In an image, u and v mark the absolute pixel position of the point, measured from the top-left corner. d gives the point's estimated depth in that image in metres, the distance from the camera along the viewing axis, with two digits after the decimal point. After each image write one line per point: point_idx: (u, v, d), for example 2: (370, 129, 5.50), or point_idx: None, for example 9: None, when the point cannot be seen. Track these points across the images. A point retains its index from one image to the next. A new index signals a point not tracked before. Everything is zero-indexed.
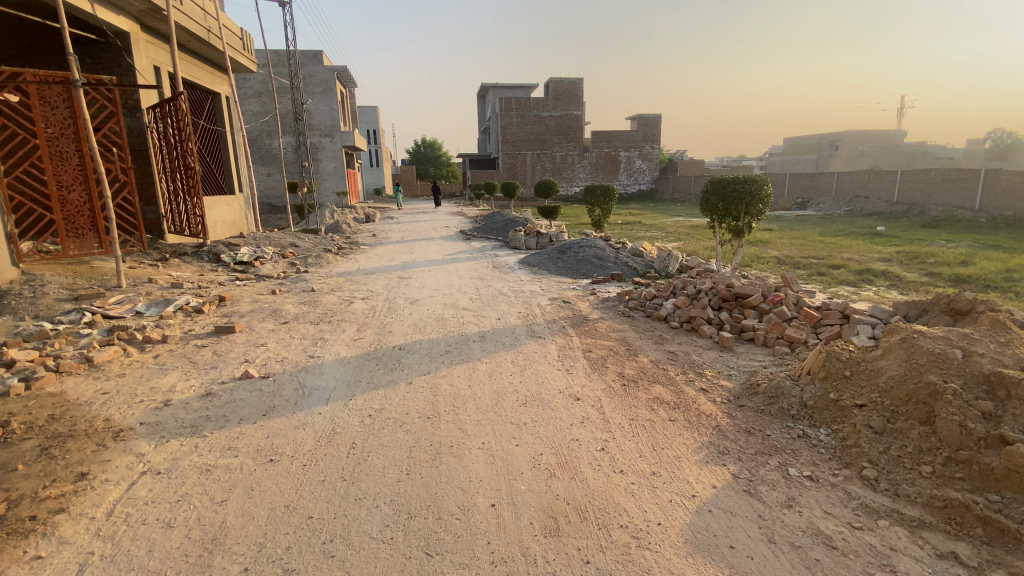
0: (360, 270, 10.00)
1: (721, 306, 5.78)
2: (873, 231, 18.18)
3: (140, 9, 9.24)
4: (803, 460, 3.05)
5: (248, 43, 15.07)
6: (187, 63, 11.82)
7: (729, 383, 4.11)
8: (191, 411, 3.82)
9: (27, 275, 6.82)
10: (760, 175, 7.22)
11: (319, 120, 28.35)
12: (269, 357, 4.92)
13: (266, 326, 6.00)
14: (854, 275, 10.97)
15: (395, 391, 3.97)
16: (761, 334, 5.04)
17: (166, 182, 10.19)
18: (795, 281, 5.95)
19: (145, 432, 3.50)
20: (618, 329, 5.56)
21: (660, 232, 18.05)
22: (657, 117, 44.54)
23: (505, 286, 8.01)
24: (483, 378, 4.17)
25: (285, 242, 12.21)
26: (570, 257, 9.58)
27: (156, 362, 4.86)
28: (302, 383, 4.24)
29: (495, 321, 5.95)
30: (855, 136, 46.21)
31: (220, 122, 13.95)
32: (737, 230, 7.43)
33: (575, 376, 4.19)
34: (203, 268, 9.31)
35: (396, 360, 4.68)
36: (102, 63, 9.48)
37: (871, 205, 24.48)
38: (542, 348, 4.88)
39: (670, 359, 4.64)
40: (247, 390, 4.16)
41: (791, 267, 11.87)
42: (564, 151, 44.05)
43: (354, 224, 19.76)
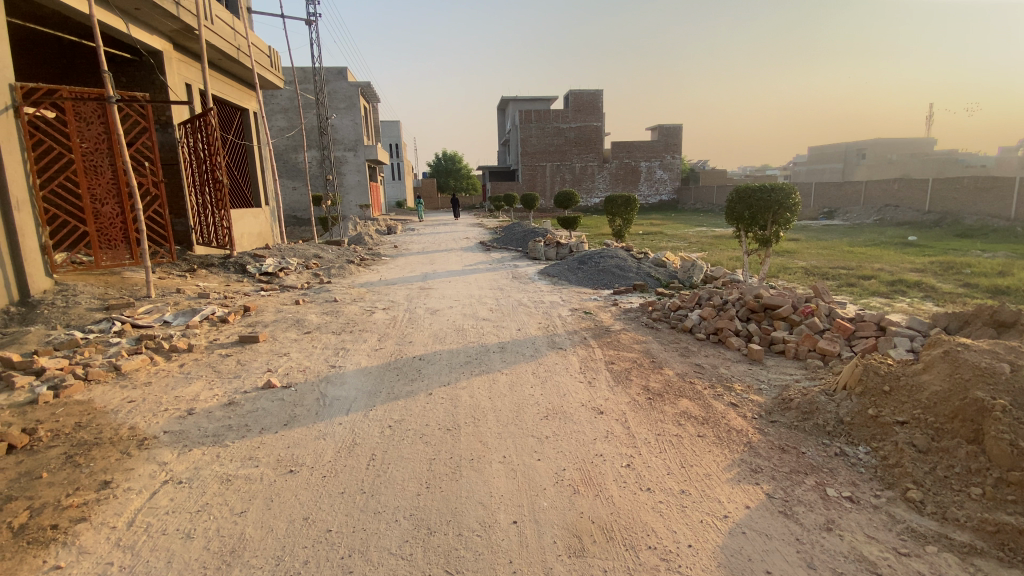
0: (381, 281, 10.07)
1: (749, 317, 5.62)
2: (905, 241, 17.61)
3: (172, 29, 9.61)
4: (841, 480, 2.89)
5: (276, 61, 15.52)
6: (216, 80, 12.22)
7: (759, 398, 3.95)
8: (214, 420, 3.83)
9: (61, 285, 7.05)
10: (787, 183, 7.03)
11: (343, 135, 28.96)
12: (291, 367, 4.94)
13: (289, 336, 6.06)
14: (887, 285, 10.60)
15: (415, 402, 3.93)
16: (792, 347, 4.87)
17: (196, 195, 10.47)
18: (826, 291, 5.76)
19: (168, 440, 3.53)
20: (642, 340, 5.43)
21: (682, 242, 17.81)
22: (678, 128, 44.31)
23: (525, 297, 7.95)
24: (503, 390, 4.10)
25: (309, 254, 12.39)
26: (591, 268, 9.49)
27: (181, 371, 4.93)
28: (323, 393, 4.23)
29: (515, 331, 5.89)
30: (883, 144, 45.15)
31: (248, 136, 14.34)
32: (765, 239, 7.24)
33: (598, 389, 4.08)
34: (229, 279, 9.50)
35: (416, 370, 4.65)
36: (136, 81, 9.85)
37: (902, 214, 23.78)
38: (564, 360, 4.79)
39: (697, 372, 4.49)
40: (269, 399, 4.17)
41: (820, 278, 11.54)
42: (584, 162, 44.06)
43: (376, 236, 20.00)
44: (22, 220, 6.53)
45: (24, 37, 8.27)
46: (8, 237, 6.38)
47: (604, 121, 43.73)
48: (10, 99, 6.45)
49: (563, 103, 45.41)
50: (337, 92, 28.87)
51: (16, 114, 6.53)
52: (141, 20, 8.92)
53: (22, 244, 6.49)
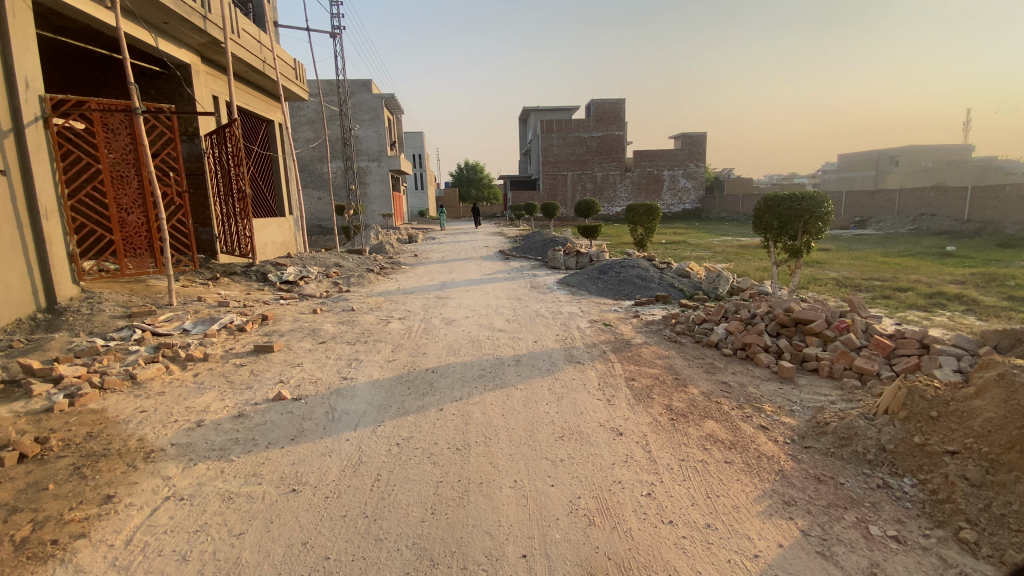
0: (399, 290, 10.04)
1: (779, 332, 5.33)
2: (942, 251, 16.84)
3: (199, 42, 9.85)
4: (885, 516, 2.63)
5: (301, 73, 15.83)
6: (242, 92, 12.49)
7: (791, 421, 3.69)
8: (222, 433, 3.76)
9: (86, 293, 7.19)
10: (818, 191, 6.72)
11: (366, 146, 29.39)
12: (304, 378, 4.86)
13: (304, 345, 6.00)
14: (925, 298, 10.06)
15: (425, 418, 3.79)
16: (826, 365, 4.57)
17: (221, 205, 10.66)
18: (863, 305, 5.43)
19: (174, 454, 3.46)
20: (664, 355, 5.20)
21: (706, 252, 17.38)
22: (702, 136, 43.74)
23: (543, 308, 7.78)
24: (517, 407, 3.92)
25: (329, 262, 12.46)
26: (612, 278, 9.26)
27: (195, 381, 4.90)
28: (332, 406, 4.12)
29: (532, 343, 5.71)
30: (917, 152, 43.69)
31: (273, 147, 14.61)
32: (794, 250, 6.93)
33: (617, 408, 3.87)
34: (250, 287, 9.59)
35: (428, 384, 4.50)
36: (164, 93, 10.11)
37: (938, 223, 22.84)
38: (581, 375, 4.59)
39: (723, 391, 4.24)
40: (279, 412, 4.08)
41: (852, 290, 11.07)
42: (605, 171, 43.80)
43: (397, 245, 20.12)
44: (50, 228, 6.68)
45: (59, 52, 8.57)
46: (37, 245, 6.52)
47: (626, 129, 43.46)
48: (40, 111, 6.64)
49: (584, 112, 45.29)
50: (361, 104, 29.33)
51: (45, 125, 6.71)
52: (169, 34, 9.15)
53: (50, 252, 6.63)
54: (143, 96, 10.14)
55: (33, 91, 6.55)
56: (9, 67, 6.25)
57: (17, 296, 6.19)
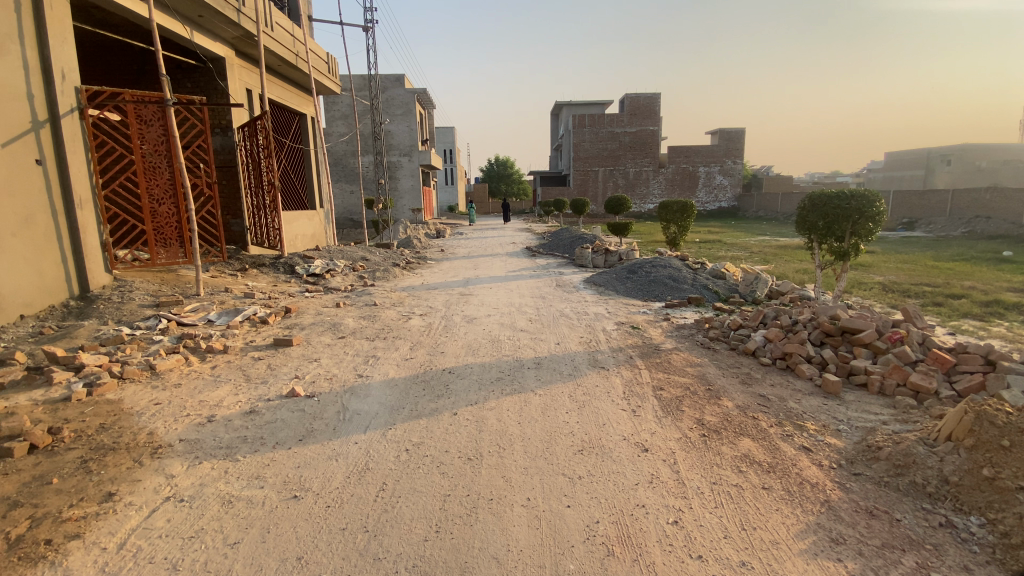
0: (423, 285, 9.92)
1: (823, 341, 4.92)
2: (999, 256, 15.73)
3: (234, 35, 9.96)
4: (950, 563, 2.28)
5: (334, 68, 15.96)
6: (276, 86, 12.61)
7: (838, 442, 3.34)
8: (231, 430, 3.66)
9: (118, 281, 7.31)
10: (869, 190, 6.19)
11: (397, 140, 29.56)
12: (319, 375, 4.74)
13: (323, 340, 5.91)
14: (980, 306, 9.32)
15: (438, 422, 3.60)
16: (877, 380, 4.17)
17: (251, 197, 10.78)
18: (918, 315, 4.95)
19: (182, 450, 3.38)
20: (696, 363, 4.87)
21: (742, 252, 16.68)
22: (740, 132, 42.33)
23: (568, 307, 7.50)
24: (535, 415, 3.67)
25: (356, 256, 12.46)
26: (641, 278, 8.91)
27: (212, 373, 4.85)
28: (344, 406, 3.98)
29: (554, 346, 5.46)
30: (972, 150, 41.12)
31: (305, 141, 14.75)
32: (841, 252, 6.46)
33: (643, 420, 3.59)
34: (277, 279, 9.64)
35: (444, 387, 4.30)
36: (199, 86, 10.27)
37: (995, 226, 21.35)
38: (605, 382, 4.32)
39: (761, 406, 3.90)
40: (290, 410, 3.96)
41: (899, 296, 10.37)
42: (638, 167, 42.91)
43: (424, 239, 20.14)
44: (85, 218, 6.80)
45: (99, 45, 8.75)
46: (71, 234, 6.66)
47: (660, 125, 42.44)
48: (76, 101, 6.75)
49: (618, 107, 44.39)
50: (394, 99, 29.47)
51: (80, 116, 6.82)
52: (204, 27, 9.26)
53: (84, 241, 6.75)
54: (179, 89, 10.32)
55: (69, 81, 6.66)
56: (46, 58, 6.36)
57: (51, 284, 6.32)
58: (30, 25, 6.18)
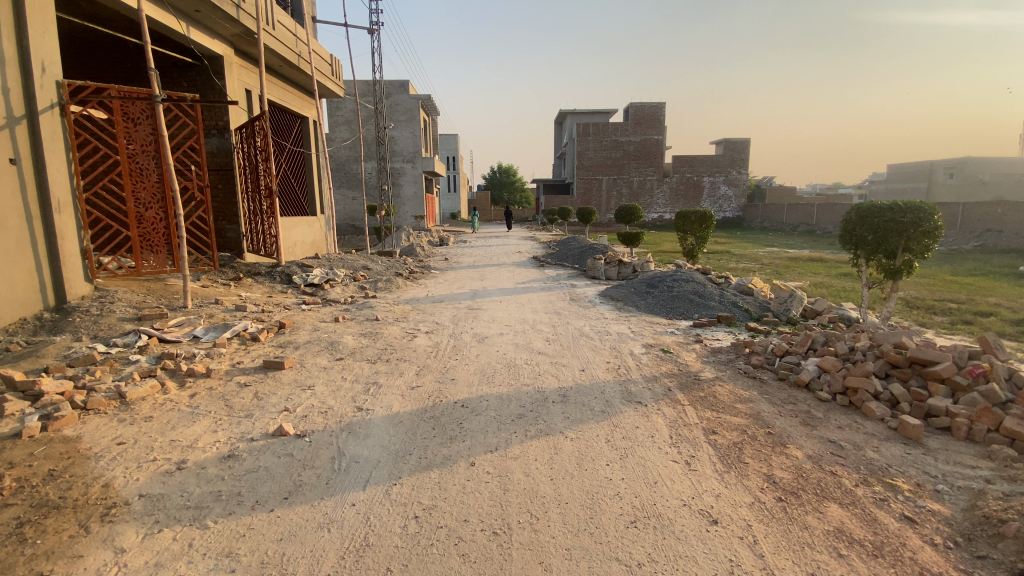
0: (428, 298, 9.30)
1: (889, 374, 4.30)
2: (1017, 271, 15.09)
3: (233, 33, 9.46)
4: None
5: (338, 70, 15.49)
6: (277, 88, 12.13)
7: (945, 509, 2.71)
8: (204, 482, 3.04)
9: (100, 291, 6.73)
10: (925, 201, 5.62)
11: (401, 146, 29.14)
12: (312, 407, 4.10)
13: (318, 362, 5.26)
14: (1015, 325, 8.69)
15: (452, 477, 2.96)
16: (964, 424, 3.55)
17: (248, 202, 10.22)
18: (999, 345, 4.28)
19: (141, 510, 2.76)
20: (745, 399, 4.27)
21: (754, 264, 16.11)
22: (745, 142, 41.94)
23: (587, 326, 6.86)
24: (569, 469, 3.04)
25: (357, 264, 11.83)
26: (664, 293, 8.29)
27: (190, 404, 4.22)
28: (340, 451, 3.34)
29: (579, 373, 4.83)
30: (978, 162, 40.53)
31: (307, 144, 14.22)
32: (893, 269, 5.91)
33: (703, 479, 2.97)
34: (272, 289, 9.05)
35: (457, 426, 3.66)
36: (195, 86, 9.75)
37: (1007, 240, 20.67)
38: (646, 423, 3.70)
39: (835, 456, 3.30)
40: (276, 454, 3.34)
41: (925, 313, 9.75)
42: (642, 176, 42.43)
43: (428, 247, 19.53)
44: (63, 222, 6.19)
45: (90, 41, 8.26)
46: (47, 239, 6.05)
47: (665, 133, 41.97)
48: (57, 96, 6.17)
49: (622, 116, 44.00)
50: (398, 105, 29.07)
51: (62, 113, 6.25)
52: (201, 23, 8.77)
53: (61, 247, 6.14)
54: (175, 88, 9.79)
55: (49, 75, 6.10)
56: (24, 49, 5.80)
57: (23, 294, 5.71)
58: (7, 11, 5.60)
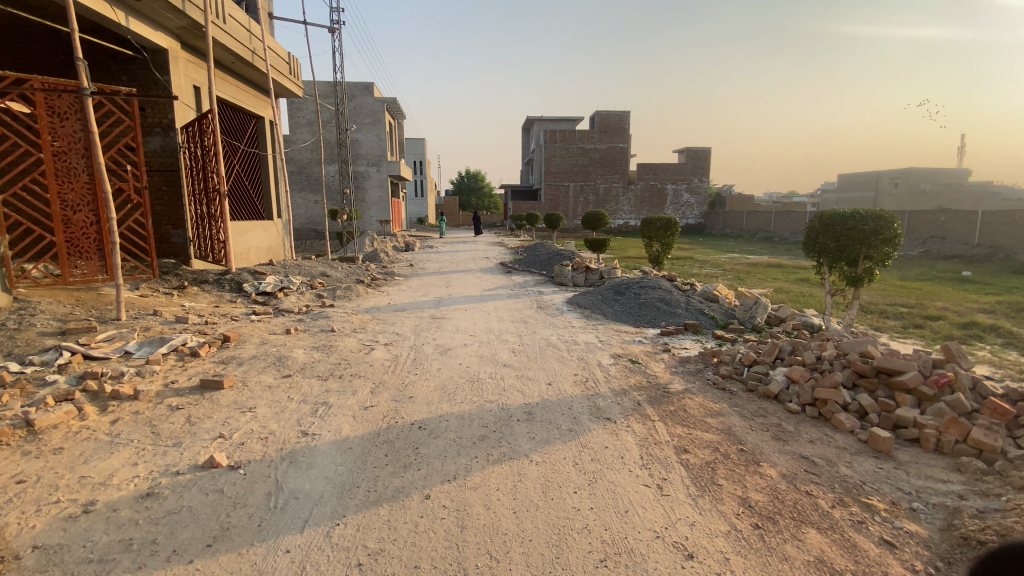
0: (389, 306, 8.90)
1: (856, 383, 4.23)
2: (960, 276, 15.82)
3: (179, 25, 8.87)
4: None
5: (297, 69, 14.90)
6: (229, 85, 11.50)
7: (922, 531, 2.58)
8: (113, 528, 2.62)
9: (19, 303, 6.07)
10: (886, 209, 5.68)
11: (365, 150, 28.47)
12: (251, 433, 3.69)
13: (263, 381, 4.83)
14: (961, 327, 8.96)
15: (403, 514, 2.65)
16: (933, 436, 3.48)
17: (195, 205, 9.59)
18: (962, 354, 4.26)
19: (32, 566, 2.34)
20: (716, 413, 4.13)
21: (717, 270, 16.34)
22: (706, 151, 43.07)
23: (555, 336, 6.64)
24: (533, 499, 2.78)
25: (315, 271, 11.28)
26: (631, 301, 8.19)
27: (110, 433, 3.74)
28: (278, 485, 2.98)
29: (545, 388, 4.59)
30: (919, 173, 42.85)
31: (262, 146, 13.56)
32: (855, 277, 5.95)
33: (676, 506, 2.76)
34: (221, 299, 8.46)
35: (412, 452, 3.35)
36: (136, 80, 9.07)
37: (948, 247, 21.72)
38: (616, 443, 3.49)
39: (809, 474, 3.16)
40: (203, 492, 2.95)
41: (879, 318, 10.01)
42: (608, 183, 42.94)
43: (393, 253, 19.00)
44: None
45: (14, 28, 7.56)
46: None
47: (630, 141, 42.63)
48: None
49: (589, 123, 44.49)
50: (362, 107, 28.36)
51: None
52: (143, 13, 8.18)
53: None
54: (113, 82, 9.07)
55: None
56: None
57: None
58: None
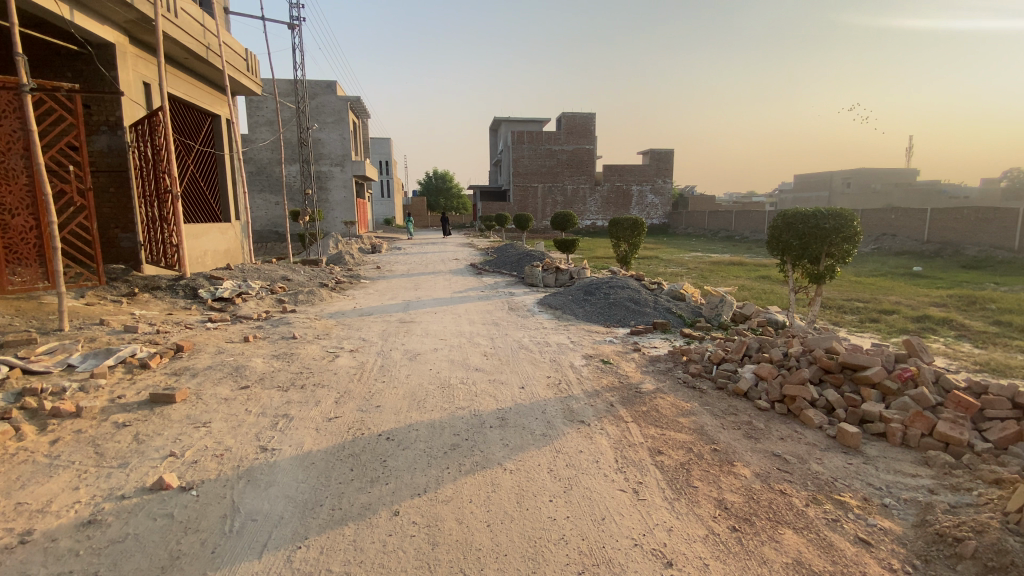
0: (355, 311, 8.63)
1: (822, 379, 4.31)
2: (910, 272, 16.59)
3: (128, 19, 8.38)
4: None
5: (255, 65, 14.35)
6: (183, 82, 10.95)
7: (895, 527, 2.61)
8: (48, 562, 2.38)
9: None
10: (845, 208, 5.85)
11: (329, 150, 27.77)
12: (206, 450, 3.46)
13: (219, 393, 4.55)
14: (914, 321, 9.35)
15: (371, 533, 2.51)
16: (899, 430, 3.56)
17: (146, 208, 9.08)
18: (922, 349, 4.40)
19: None
20: (689, 412, 4.13)
21: (682, 268, 16.64)
22: (670, 152, 43.99)
23: (526, 337, 6.56)
24: (508, 510, 2.68)
25: (276, 275, 10.86)
26: (601, 300, 8.20)
27: (47, 454, 3.42)
28: (234, 507, 2.78)
29: (517, 391, 4.50)
30: (869, 173, 44.93)
31: (219, 145, 12.99)
32: (817, 274, 6.10)
33: (654, 511, 2.72)
34: (175, 306, 8.02)
35: (380, 464, 3.19)
36: (80, 76, 8.52)
37: (897, 244, 22.78)
38: (591, 447, 3.43)
39: (782, 472, 3.17)
40: (152, 516, 2.72)
41: (838, 313, 10.36)
42: (576, 184, 43.32)
43: (359, 255, 18.57)
44: None
45: None
46: None
47: (596, 143, 43.12)
48: None
49: (556, 124, 44.76)
50: (324, 106, 27.66)
51: None
52: (87, 5, 7.68)
53: None
54: (54, 77, 8.49)
55: None
56: None
57: None
58: None
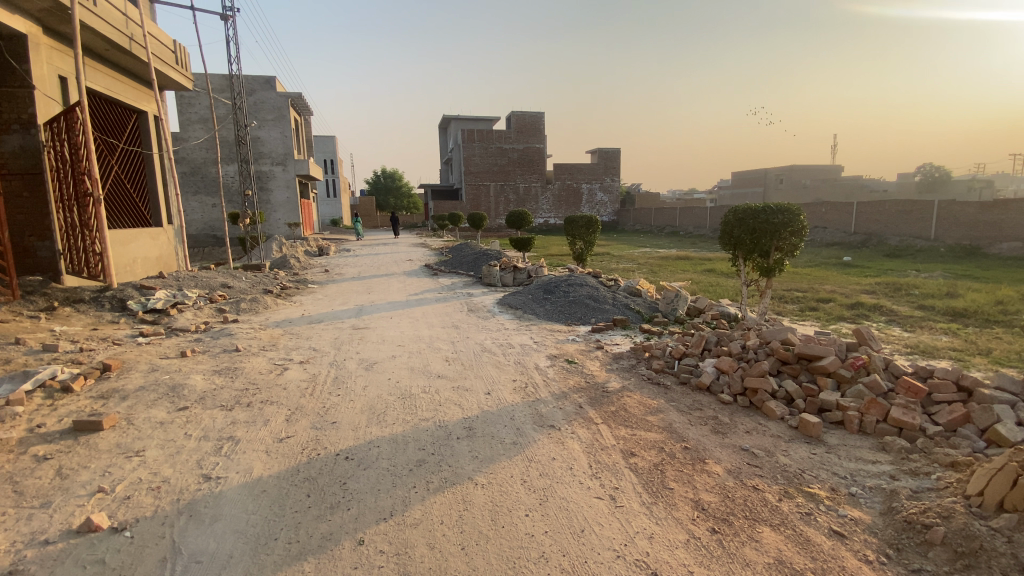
0: (304, 318, 8.17)
1: (780, 370, 4.41)
2: (841, 262, 17.68)
3: (40, 7, 7.56)
4: None
5: (185, 58, 13.34)
6: (104, 76, 10.01)
7: (865, 516, 2.65)
8: None
9: None
10: (792, 203, 6.06)
11: (270, 149, 26.44)
12: (140, 483, 3.08)
13: (155, 416, 4.11)
14: (850, 308, 9.90)
15: (335, 567, 2.28)
16: (856, 418, 3.68)
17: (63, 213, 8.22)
18: (872, 337, 4.58)
19: None
20: (657, 410, 4.11)
21: (633, 264, 17.00)
22: (617, 151, 45.00)
23: (488, 340, 6.40)
24: (483, 529, 2.53)
25: (215, 283, 10.15)
26: (560, 299, 8.15)
27: None
28: (176, 548, 2.47)
29: (484, 398, 4.33)
30: (800, 170, 47.76)
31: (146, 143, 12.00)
32: (767, 267, 6.28)
33: (634, 517, 2.64)
34: (99, 320, 7.29)
35: (341, 487, 2.95)
36: None
37: (828, 237, 24.28)
38: (564, 453, 3.32)
39: (752, 467, 3.18)
40: (75, 566, 2.37)
41: (781, 303, 10.82)
42: (527, 183, 43.47)
43: (306, 258, 17.75)
44: None
45: None
46: None
47: (546, 142, 43.46)
48: None
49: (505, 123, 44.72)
50: (263, 103, 26.28)
51: None
52: None
53: None
54: None
55: None
56: None
57: None
58: None
